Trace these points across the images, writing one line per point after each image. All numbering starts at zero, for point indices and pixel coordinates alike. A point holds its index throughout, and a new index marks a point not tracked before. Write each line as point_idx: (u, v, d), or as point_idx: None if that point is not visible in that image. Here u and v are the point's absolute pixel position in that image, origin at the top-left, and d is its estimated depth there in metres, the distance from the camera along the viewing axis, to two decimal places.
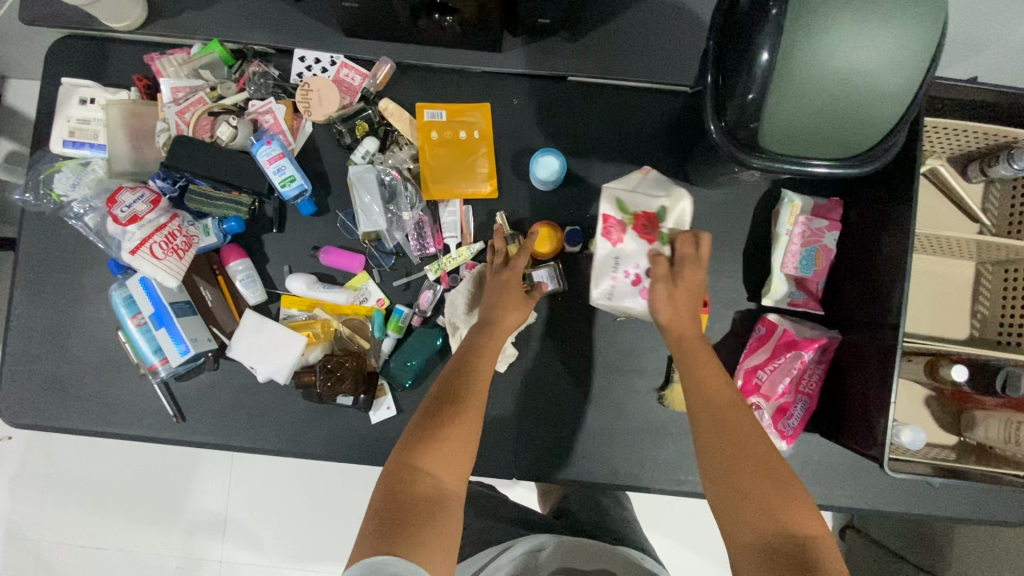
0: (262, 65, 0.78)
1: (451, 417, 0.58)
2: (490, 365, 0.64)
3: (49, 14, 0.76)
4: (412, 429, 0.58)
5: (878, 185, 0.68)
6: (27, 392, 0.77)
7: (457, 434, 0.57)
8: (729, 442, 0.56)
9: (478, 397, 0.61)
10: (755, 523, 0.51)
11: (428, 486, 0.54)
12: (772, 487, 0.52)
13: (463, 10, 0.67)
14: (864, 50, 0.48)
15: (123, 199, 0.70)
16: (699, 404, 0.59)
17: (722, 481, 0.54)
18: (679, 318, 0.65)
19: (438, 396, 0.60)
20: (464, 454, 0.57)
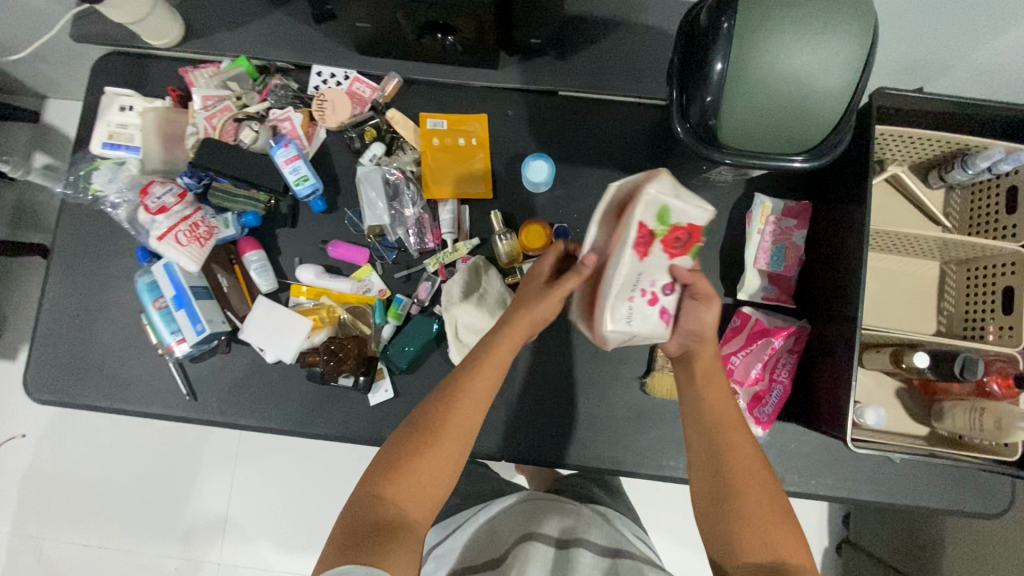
0: (283, 78, 0.87)
1: (427, 449, 0.61)
2: (478, 398, 0.64)
3: (98, 33, 0.86)
4: (386, 455, 0.61)
5: (838, 186, 0.74)
6: (53, 372, 0.83)
7: (423, 457, 0.61)
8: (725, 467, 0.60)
9: (458, 429, 0.63)
10: (751, 540, 0.56)
11: (393, 510, 0.58)
12: (775, 514, 0.57)
13: (462, 29, 0.77)
14: (806, 60, 0.55)
15: (154, 191, 0.78)
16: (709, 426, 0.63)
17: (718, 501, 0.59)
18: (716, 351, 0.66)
19: (416, 422, 0.63)
20: (436, 479, 0.61)
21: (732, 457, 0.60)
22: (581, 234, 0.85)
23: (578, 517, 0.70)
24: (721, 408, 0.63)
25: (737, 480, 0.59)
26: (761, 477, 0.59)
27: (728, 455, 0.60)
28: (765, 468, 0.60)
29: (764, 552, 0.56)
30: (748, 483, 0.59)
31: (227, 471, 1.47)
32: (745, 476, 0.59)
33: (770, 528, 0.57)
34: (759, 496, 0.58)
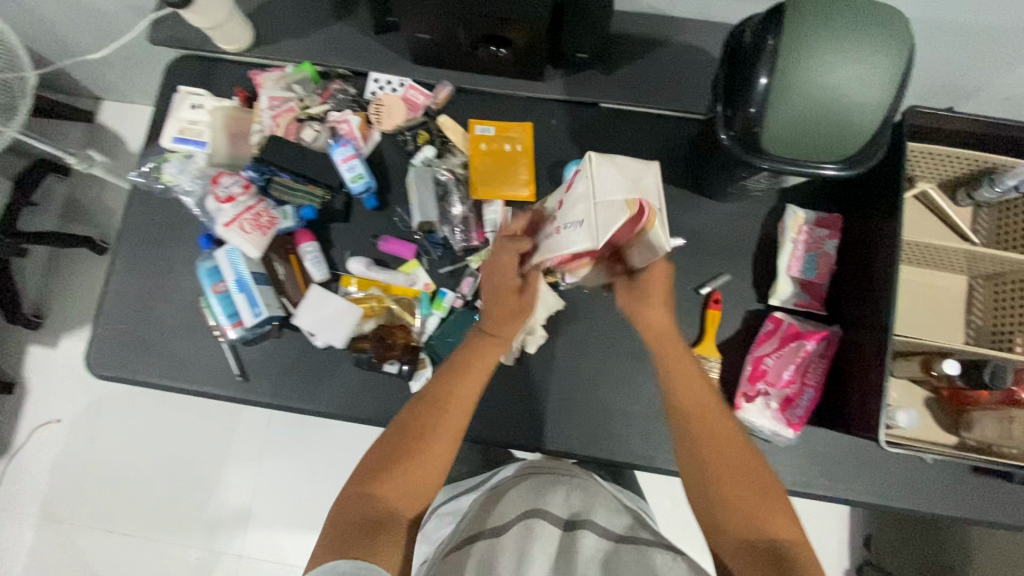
0: (342, 84, 0.94)
1: (413, 453, 0.66)
2: (464, 406, 0.70)
3: (175, 37, 0.93)
4: (373, 458, 0.67)
5: (871, 199, 0.77)
6: (115, 349, 0.88)
7: (415, 460, 0.66)
8: (707, 462, 0.64)
9: (446, 435, 0.68)
10: (745, 522, 0.60)
11: (380, 509, 0.63)
12: (762, 502, 0.61)
13: (516, 40, 0.82)
14: (846, 76, 0.59)
15: (223, 182, 0.84)
16: (689, 426, 0.67)
17: (707, 488, 0.64)
18: (685, 367, 0.70)
19: (403, 427, 0.68)
20: (424, 479, 0.66)
21: (712, 459, 0.64)
22: None
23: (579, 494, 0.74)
24: (703, 414, 0.67)
25: (716, 480, 0.63)
26: (744, 471, 0.63)
27: (707, 451, 0.65)
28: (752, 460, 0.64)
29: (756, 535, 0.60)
30: (733, 478, 0.63)
31: (252, 464, 1.50)
32: (728, 471, 0.63)
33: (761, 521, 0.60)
34: (743, 493, 0.62)
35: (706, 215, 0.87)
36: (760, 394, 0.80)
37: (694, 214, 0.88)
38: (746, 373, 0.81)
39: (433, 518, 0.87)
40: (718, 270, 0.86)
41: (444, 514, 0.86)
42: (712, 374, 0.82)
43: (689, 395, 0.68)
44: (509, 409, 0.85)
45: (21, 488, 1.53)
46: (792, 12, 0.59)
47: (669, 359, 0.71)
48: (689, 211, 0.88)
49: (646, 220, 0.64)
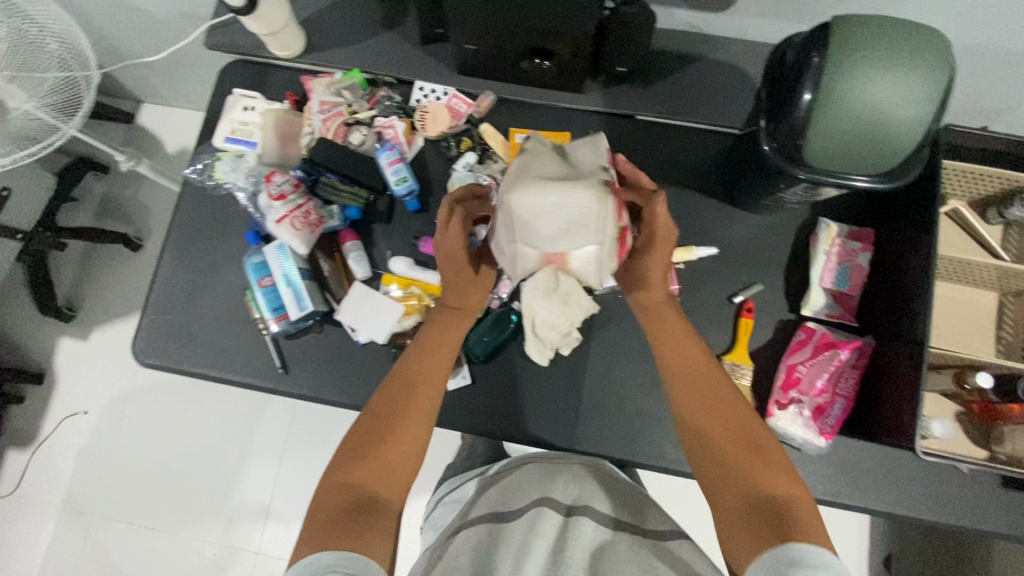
0: (389, 91, 0.97)
1: (392, 433, 0.71)
2: (434, 382, 0.76)
3: (230, 43, 0.97)
4: (353, 447, 0.71)
5: (905, 215, 0.79)
6: (160, 339, 0.91)
7: (392, 443, 0.71)
8: (703, 443, 0.68)
9: (419, 412, 0.73)
10: (740, 489, 0.62)
11: (365, 494, 0.67)
12: (757, 466, 0.63)
13: (560, 53, 0.85)
14: (887, 93, 0.61)
15: (275, 180, 0.89)
16: (693, 420, 0.70)
17: (707, 465, 0.67)
18: (691, 359, 0.73)
19: (380, 413, 0.73)
20: (404, 457, 0.71)
21: (709, 440, 0.67)
22: None
23: (570, 486, 0.78)
24: (707, 411, 0.69)
25: (718, 455, 0.66)
26: (733, 449, 0.66)
27: (706, 428, 0.68)
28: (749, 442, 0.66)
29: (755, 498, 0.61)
30: (736, 455, 0.65)
31: (273, 462, 1.51)
32: (728, 449, 0.66)
33: (752, 487, 0.62)
34: (740, 460, 0.64)
35: (739, 226, 0.90)
36: (793, 402, 0.81)
37: (727, 225, 0.90)
38: (779, 381, 0.82)
39: (439, 505, 0.94)
40: (750, 281, 0.88)
41: (448, 502, 0.93)
42: (745, 381, 0.84)
43: (698, 389, 0.71)
44: (543, 409, 0.87)
45: (46, 478, 1.55)
46: (836, 31, 0.62)
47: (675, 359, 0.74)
48: (723, 222, 0.90)
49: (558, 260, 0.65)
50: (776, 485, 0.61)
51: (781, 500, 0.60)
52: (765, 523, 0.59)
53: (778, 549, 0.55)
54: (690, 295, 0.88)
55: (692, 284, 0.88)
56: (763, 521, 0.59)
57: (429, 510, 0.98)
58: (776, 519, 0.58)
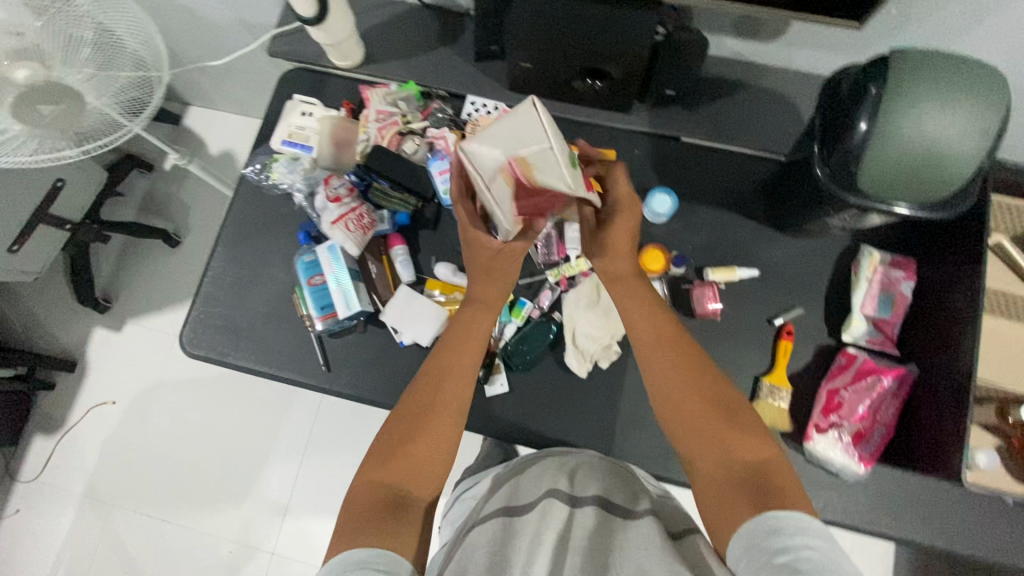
0: (442, 104, 1.00)
1: (417, 434, 0.69)
2: (460, 384, 0.74)
3: (292, 51, 1.01)
4: (380, 448, 0.69)
5: (953, 248, 0.80)
6: (208, 330, 0.93)
7: (420, 439, 0.69)
8: (693, 429, 0.65)
9: (443, 410, 0.71)
10: (719, 460, 0.62)
11: (391, 490, 0.65)
12: (738, 440, 0.62)
13: (612, 74, 0.88)
14: (944, 127, 0.62)
15: (333, 183, 0.93)
16: (676, 411, 0.67)
17: (697, 448, 0.64)
18: (673, 342, 0.70)
19: (404, 412, 0.71)
20: (431, 457, 0.69)
21: (684, 415, 0.66)
22: (696, 263, 0.92)
23: (579, 478, 0.68)
24: (688, 392, 0.66)
25: (690, 427, 0.65)
26: (721, 427, 0.63)
27: (677, 403, 0.67)
28: (737, 422, 0.63)
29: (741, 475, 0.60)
30: (719, 434, 0.63)
31: (294, 462, 1.52)
32: (713, 431, 0.63)
33: (736, 458, 0.61)
34: (714, 427, 0.63)
35: (781, 249, 0.91)
36: (833, 426, 0.81)
37: (769, 248, 0.91)
38: (819, 405, 0.83)
39: (456, 503, 0.88)
40: (791, 305, 0.89)
41: (463, 500, 0.87)
42: (783, 404, 0.83)
43: (687, 378, 0.67)
44: (579, 421, 0.88)
45: (69, 466, 1.56)
46: (892, 65, 0.64)
47: (664, 346, 0.70)
48: (764, 245, 0.91)
49: (522, 179, 0.62)
50: (754, 450, 0.61)
51: (760, 464, 0.60)
52: (744, 494, 0.58)
53: (758, 518, 0.53)
54: (729, 315, 0.89)
55: (731, 304, 0.89)
56: (745, 487, 0.58)
57: (446, 509, 0.93)
58: (756, 487, 0.57)
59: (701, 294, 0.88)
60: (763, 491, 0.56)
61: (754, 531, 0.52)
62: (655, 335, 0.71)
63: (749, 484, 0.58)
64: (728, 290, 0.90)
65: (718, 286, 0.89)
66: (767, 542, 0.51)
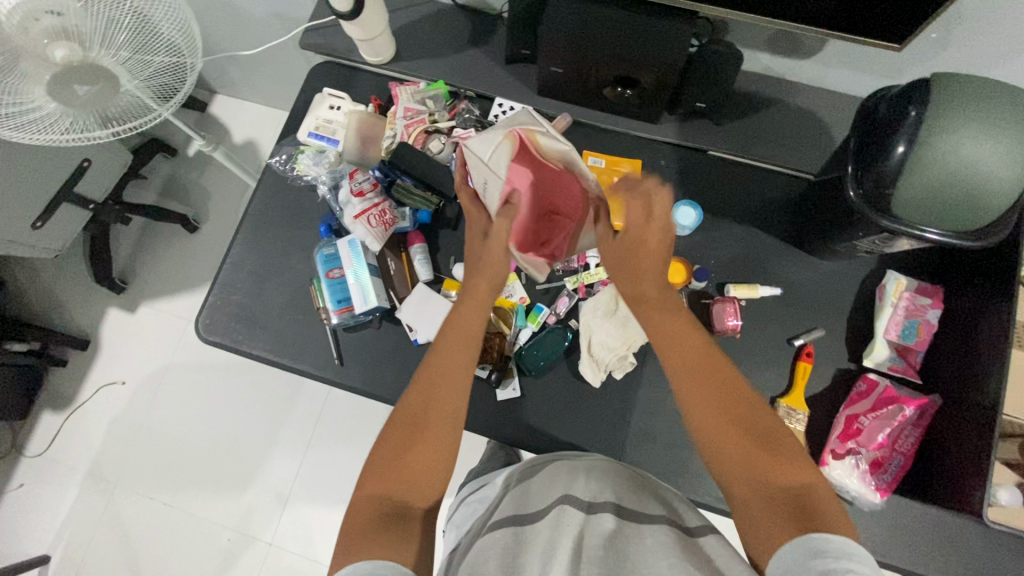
0: (469, 104, 1.00)
1: (415, 445, 0.63)
2: (455, 387, 0.66)
3: (323, 44, 1.02)
4: (379, 460, 0.63)
5: (982, 278, 0.78)
6: (224, 317, 0.94)
7: (417, 452, 0.62)
8: (737, 456, 0.58)
9: (441, 420, 0.64)
10: (757, 484, 0.56)
11: (388, 504, 0.59)
12: (779, 462, 0.56)
13: (644, 83, 0.87)
14: (985, 153, 0.61)
15: (358, 177, 0.94)
16: (717, 435, 0.60)
17: (739, 475, 0.58)
18: (708, 366, 0.63)
19: (396, 425, 0.64)
20: (432, 465, 0.62)
21: (721, 418, 0.60)
22: (717, 278, 0.91)
23: (591, 482, 0.66)
24: (727, 415, 0.60)
25: (727, 433, 0.59)
26: (765, 450, 0.57)
27: (715, 399, 0.61)
28: (780, 445, 0.58)
29: (783, 497, 0.54)
30: (762, 460, 0.57)
31: (297, 453, 1.52)
32: (755, 458, 0.57)
33: (775, 474, 0.56)
34: (752, 444, 0.58)
35: (804, 269, 0.90)
36: (849, 452, 0.80)
37: (792, 267, 0.90)
38: (836, 430, 0.81)
39: (462, 504, 0.88)
40: (812, 326, 0.87)
41: (471, 502, 0.86)
42: (798, 427, 0.82)
43: (723, 403, 0.60)
44: (591, 431, 0.87)
45: (75, 443, 1.57)
46: (938, 88, 0.63)
47: (700, 370, 0.63)
48: (788, 264, 0.90)
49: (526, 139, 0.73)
50: (791, 471, 0.56)
51: (799, 489, 0.55)
52: (787, 518, 0.53)
53: (799, 541, 0.50)
54: (749, 332, 0.88)
55: (751, 322, 0.88)
56: (784, 511, 0.53)
57: (451, 511, 0.92)
58: (799, 512, 0.53)
59: (722, 310, 0.86)
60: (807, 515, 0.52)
61: (792, 551, 0.50)
62: (690, 360, 0.63)
63: (793, 507, 0.53)
64: (748, 307, 0.89)
65: (738, 303, 0.88)
66: (805, 565, 0.48)
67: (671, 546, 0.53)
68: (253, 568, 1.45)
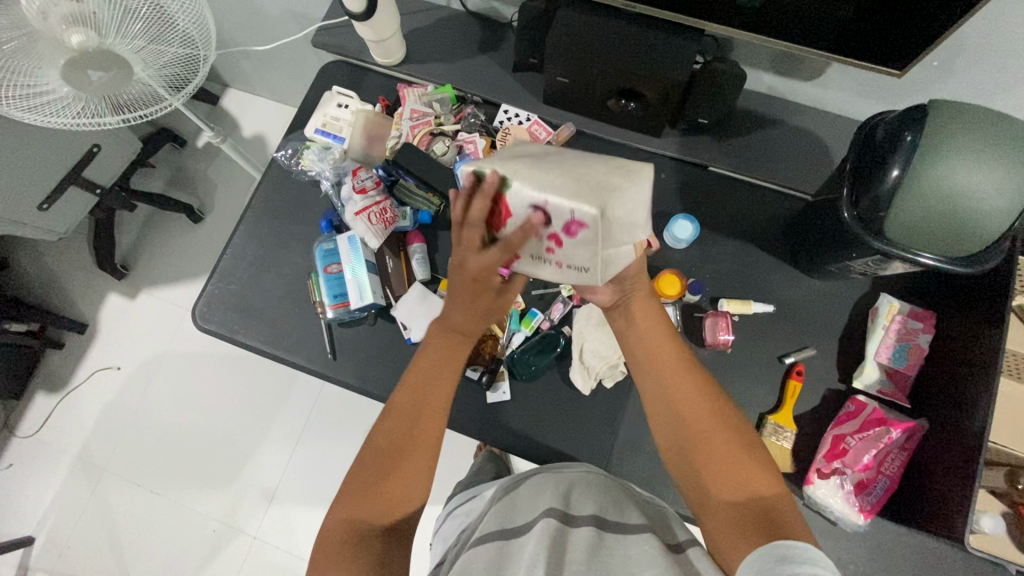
0: (475, 109, 1.01)
1: (397, 469, 0.61)
2: (434, 419, 0.65)
3: (335, 44, 1.04)
4: (361, 479, 0.61)
5: (972, 306, 0.79)
6: (221, 306, 0.94)
7: (395, 477, 0.61)
8: (703, 458, 0.59)
9: (421, 446, 0.63)
10: (727, 489, 0.57)
11: (358, 525, 0.58)
12: (748, 471, 0.57)
13: (647, 96, 0.88)
14: (978, 178, 0.62)
15: (360, 175, 0.94)
16: (686, 439, 0.61)
17: (706, 480, 0.59)
18: (671, 367, 0.64)
19: (372, 451, 0.63)
20: (411, 490, 0.61)
21: (687, 435, 0.61)
22: (711, 292, 0.91)
23: (574, 497, 0.65)
24: (696, 418, 0.61)
25: (697, 449, 0.60)
26: (731, 456, 0.58)
27: (681, 414, 0.62)
28: (751, 453, 0.59)
29: (748, 507, 0.55)
30: (725, 463, 0.58)
31: (287, 448, 1.53)
32: (721, 461, 0.58)
33: (744, 484, 0.57)
34: (726, 451, 0.59)
35: (798, 288, 0.90)
36: (834, 472, 0.80)
37: (786, 285, 0.91)
38: (823, 450, 0.81)
39: (449, 516, 0.89)
40: (803, 345, 0.88)
41: (458, 514, 0.87)
42: (786, 445, 0.82)
43: (685, 405, 0.62)
44: (579, 438, 0.87)
45: (66, 426, 1.58)
46: (933, 115, 0.64)
47: (659, 376, 0.64)
48: (782, 282, 0.91)
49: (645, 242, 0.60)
50: (759, 481, 0.57)
51: (767, 498, 0.56)
52: (755, 529, 0.53)
53: (765, 548, 0.49)
54: (740, 348, 0.88)
55: (743, 337, 0.88)
56: (751, 522, 0.54)
57: (438, 524, 0.92)
58: (764, 520, 0.54)
59: (714, 324, 0.87)
60: (773, 526, 0.53)
61: (758, 559, 0.49)
62: (653, 366, 0.65)
63: (760, 518, 0.54)
64: (740, 322, 0.89)
65: (731, 318, 0.88)
66: (775, 570, 0.46)
67: (655, 555, 0.53)
68: (235, 562, 1.45)
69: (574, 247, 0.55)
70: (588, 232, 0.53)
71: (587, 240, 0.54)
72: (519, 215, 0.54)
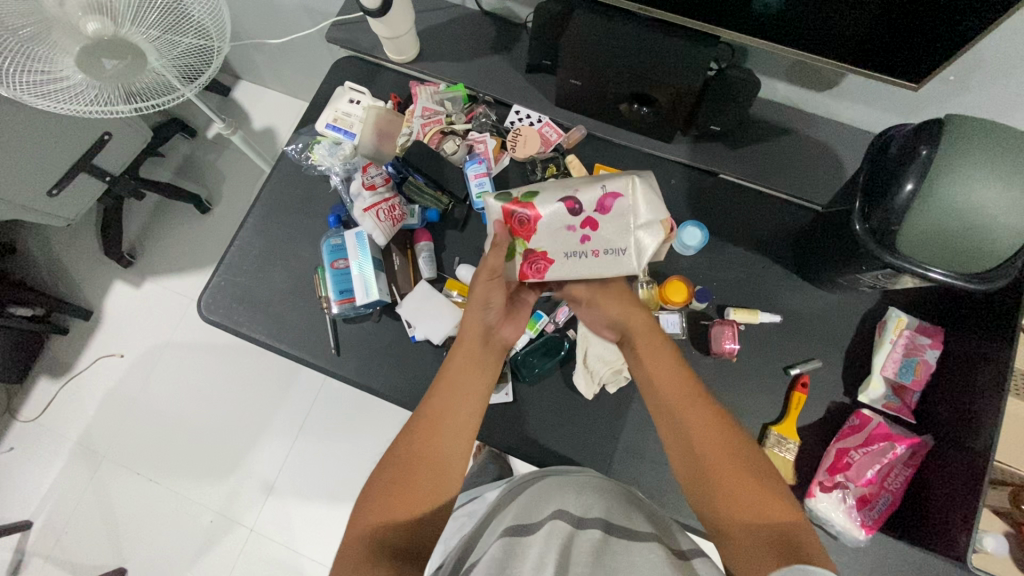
0: (486, 108, 1.01)
1: (412, 497, 0.60)
2: (465, 430, 0.65)
3: (349, 39, 1.04)
4: (378, 503, 0.59)
5: (981, 322, 0.79)
6: (226, 298, 0.94)
7: (422, 479, 0.61)
8: (718, 480, 0.59)
9: (447, 450, 0.63)
10: (744, 512, 0.57)
11: (382, 529, 0.57)
12: (763, 494, 0.57)
13: (660, 101, 0.88)
14: (997, 196, 0.61)
15: (370, 171, 0.92)
16: (699, 461, 0.61)
17: (723, 503, 0.58)
18: (674, 384, 0.65)
19: (395, 460, 0.62)
20: (438, 488, 0.61)
21: (704, 459, 0.61)
22: (718, 300, 0.91)
23: (583, 500, 0.65)
24: (707, 439, 0.61)
25: (716, 474, 0.59)
26: (745, 478, 0.58)
27: (695, 433, 0.62)
28: (763, 475, 0.59)
29: (766, 530, 0.55)
30: (740, 485, 0.58)
31: (286, 441, 1.53)
32: (735, 483, 0.58)
33: (761, 508, 0.57)
34: (738, 473, 0.59)
35: (805, 299, 0.90)
36: (837, 485, 0.79)
37: (794, 296, 0.90)
38: (826, 463, 0.81)
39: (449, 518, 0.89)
40: (809, 357, 0.87)
41: (459, 516, 0.87)
42: (789, 456, 0.82)
43: (699, 427, 0.62)
44: (582, 442, 0.87)
45: (68, 411, 1.58)
46: (950, 131, 0.64)
47: (667, 401, 0.65)
48: (789, 293, 0.90)
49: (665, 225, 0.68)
50: (774, 504, 0.57)
51: (784, 523, 0.56)
52: (775, 555, 0.53)
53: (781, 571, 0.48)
54: (744, 357, 0.88)
55: (748, 346, 0.88)
56: (772, 547, 0.54)
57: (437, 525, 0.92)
58: (785, 547, 0.54)
59: (721, 333, 0.86)
60: (794, 552, 0.53)
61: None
62: (661, 390, 0.66)
63: (778, 542, 0.54)
64: (746, 331, 0.89)
65: (737, 326, 0.88)
66: None
67: (659, 561, 0.53)
68: (231, 553, 1.45)
69: (606, 229, 0.66)
70: (617, 205, 0.65)
71: (613, 222, 0.66)
72: (551, 215, 0.67)
